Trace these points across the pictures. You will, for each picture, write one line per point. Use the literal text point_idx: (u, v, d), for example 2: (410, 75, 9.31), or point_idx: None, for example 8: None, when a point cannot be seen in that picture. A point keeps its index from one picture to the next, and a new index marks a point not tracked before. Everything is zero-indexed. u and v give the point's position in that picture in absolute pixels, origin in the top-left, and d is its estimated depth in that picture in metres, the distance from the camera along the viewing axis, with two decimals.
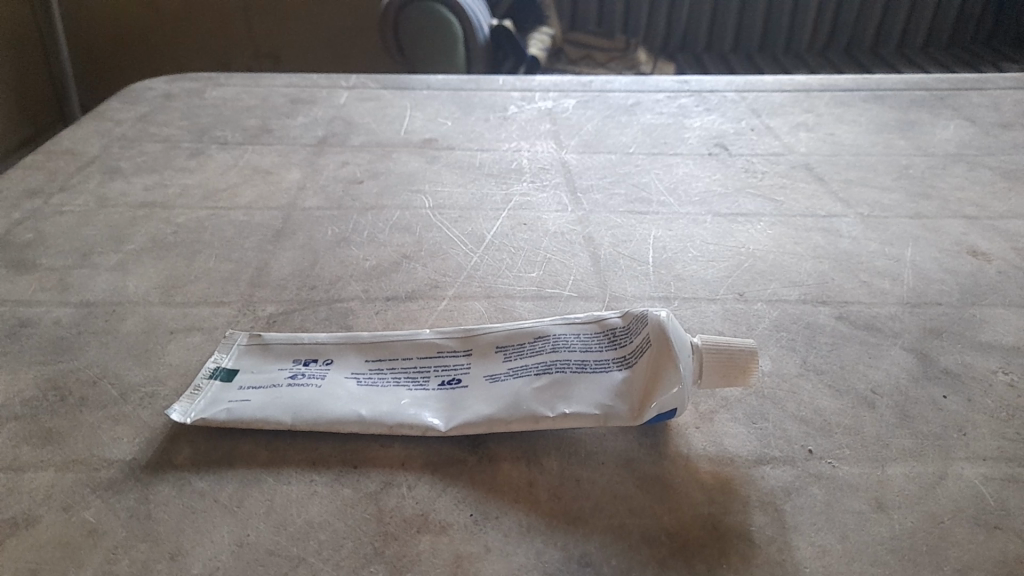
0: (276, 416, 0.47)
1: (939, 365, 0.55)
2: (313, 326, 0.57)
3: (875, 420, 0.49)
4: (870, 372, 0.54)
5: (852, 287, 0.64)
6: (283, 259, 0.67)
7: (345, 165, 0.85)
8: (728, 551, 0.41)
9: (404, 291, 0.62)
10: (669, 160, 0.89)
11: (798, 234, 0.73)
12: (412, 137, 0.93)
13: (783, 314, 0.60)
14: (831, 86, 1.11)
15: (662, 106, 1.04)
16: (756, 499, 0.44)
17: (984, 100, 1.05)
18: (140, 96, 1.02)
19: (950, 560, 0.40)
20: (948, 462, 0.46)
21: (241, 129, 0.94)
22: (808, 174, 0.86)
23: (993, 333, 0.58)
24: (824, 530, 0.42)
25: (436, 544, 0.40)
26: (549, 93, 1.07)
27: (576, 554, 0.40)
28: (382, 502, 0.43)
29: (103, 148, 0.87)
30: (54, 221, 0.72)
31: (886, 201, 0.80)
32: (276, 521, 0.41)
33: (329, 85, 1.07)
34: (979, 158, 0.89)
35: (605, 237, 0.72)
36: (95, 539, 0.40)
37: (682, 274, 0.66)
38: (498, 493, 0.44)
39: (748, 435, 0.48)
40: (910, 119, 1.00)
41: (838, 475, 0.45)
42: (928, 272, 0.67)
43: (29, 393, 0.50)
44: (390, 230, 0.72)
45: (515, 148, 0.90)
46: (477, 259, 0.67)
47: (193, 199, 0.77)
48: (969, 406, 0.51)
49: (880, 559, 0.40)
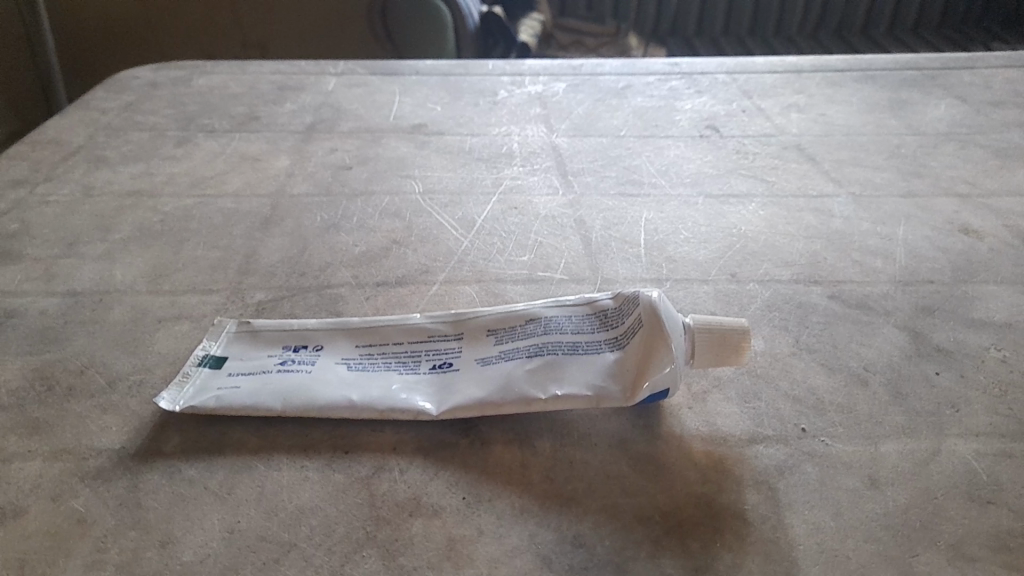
0: (266, 402, 0.46)
1: (932, 342, 0.55)
2: (303, 312, 0.57)
3: (868, 397, 0.49)
4: (863, 351, 0.54)
5: (845, 266, 0.64)
6: (272, 246, 0.66)
7: (334, 152, 0.84)
8: (722, 530, 0.40)
9: (394, 276, 0.62)
10: (660, 143, 0.88)
11: (790, 215, 0.73)
12: (401, 122, 0.92)
13: (776, 294, 0.60)
14: (822, 66, 1.11)
15: (653, 89, 1.03)
16: (750, 478, 0.43)
17: (975, 78, 1.05)
18: (125, 85, 1.01)
19: (944, 535, 0.40)
20: (941, 439, 0.46)
21: (228, 116, 0.93)
22: (800, 154, 0.86)
23: (986, 310, 0.58)
24: (818, 507, 0.42)
25: (429, 528, 0.40)
26: (539, 77, 1.06)
27: (570, 536, 0.40)
28: (374, 486, 0.43)
29: (89, 137, 0.86)
30: (40, 211, 0.71)
31: (878, 181, 0.80)
32: (268, 507, 0.41)
33: (317, 72, 1.06)
34: (971, 137, 0.89)
35: (596, 220, 0.71)
36: (84, 528, 0.40)
37: (675, 256, 0.65)
38: (491, 476, 0.43)
39: (741, 414, 0.48)
40: (902, 98, 1.00)
41: (832, 453, 0.45)
42: (921, 250, 0.67)
43: (15, 384, 0.50)
44: (380, 216, 0.71)
45: (506, 133, 0.89)
46: (468, 244, 0.67)
47: (181, 187, 0.76)
48: (961, 383, 0.51)
49: (874, 536, 0.40)
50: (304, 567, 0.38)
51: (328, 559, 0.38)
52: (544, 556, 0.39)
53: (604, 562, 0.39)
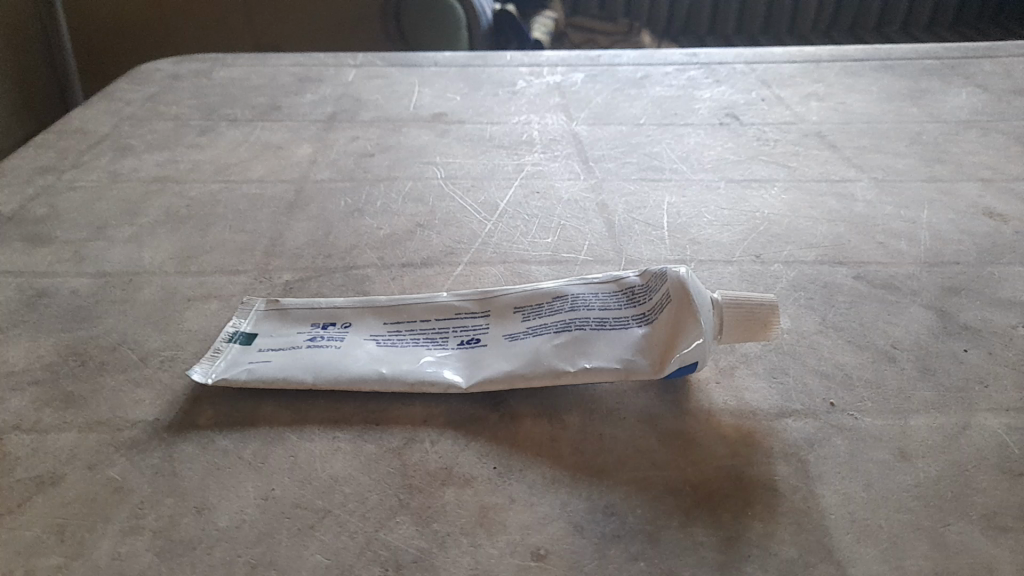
0: (297, 375, 0.47)
1: (959, 321, 0.54)
2: (329, 292, 0.57)
3: (896, 373, 0.49)
4: (890, 329, 0.54)
5: (869, 248, 0.64)
6: (297, 229, 0.67)
7: (356, 140, 0.85)
8: (753, 500, 0.41)
9: (419, 258, 0.62)
10: (680, 131, 0.88)
11: (813, 199, 0.73)
12: (421, 112, 0.92)
13: (800, 274, 0.60)
14: (841, 56, 1.11)
15: (671, 79, 1.03)
16: (780, 450, 0.44)
17: (995, 67, 1.04)
18: (147, 77, 1.02)
19: (977, 506, 0.40)
20: (971, 413, 0.46)
21: (249, 107, 0.93)
22: (820, 141, 0.86)
23: (1013, 290, 0.58)
24: (849, 479, 0.42)
25: (461, 496, 0.40)
26: (557, 68, 1.06)
27: (601, 505, 0.40)
28: (406, 457, 0.43)
29: (114, 127, 0.87)
30: (67, 197, 0.72)
31: (899, 166, 0.80)
32: (302, 475, 0.42)
33: (336, 63, 1.07)
34: (992, 124, 0.89)
35: (619, 204, 0.71)
36: (122, 495, 0.40)
37: (698, 238, 0.65)
38: (521, 447, 0.44)
39: (769, 389, 0.48)
40: (922, 87, 1.00)
41: (861, 426, 0.45)
42: (947, 232, 0.66)
43: (50, 359, 0.50)
44: (403, 200, 0.72)
45: (525, 121, 0.90)
46: (491, 227, 0.67)
47: (206, 174, 0.77)
48: (989, 359, 0.51)
49: (906, 506, 0.40)
50: (339, 533, 0.38)
51: (362, 525, 0.39)
52: (577, 524, 0.39)
53: (636, 530, 0.39)
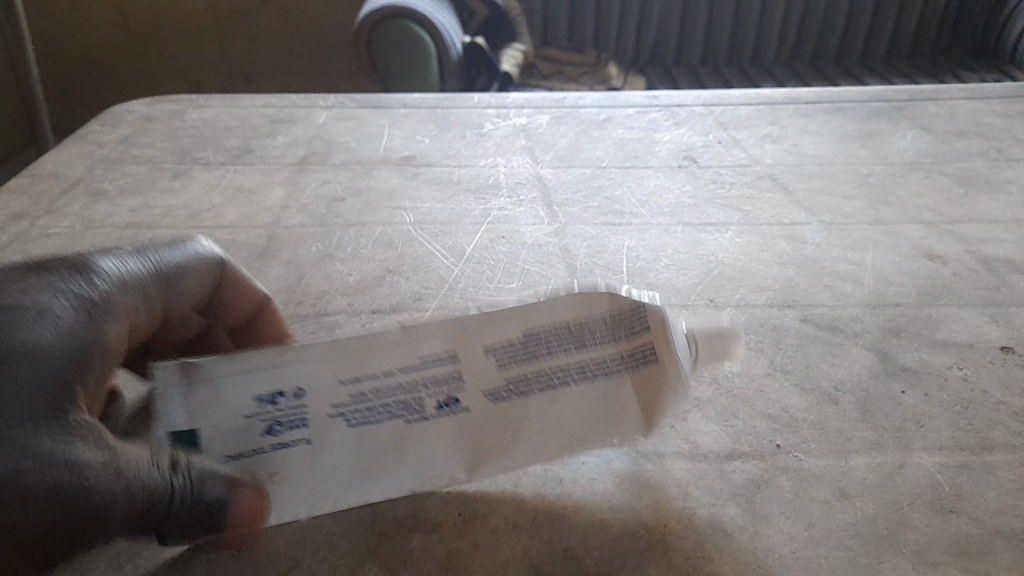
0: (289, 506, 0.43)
1: (898, 362, 0.58)
2: (301, 340, 0.59)
3: (838, 414, 0.53)
4: (834, 371, 0.57)
5: (816, 291, 0.68)
6: (269, 275, 0.69)
7: (327, 184, 0.87)
8: (704, 540, 0.43)
9: (388, 304, 0.65)
10: (640, 173, 0.92)
11: (765, 242, 0.77)
12: (391, 154, 0.95)
13: (751, 317, 0.64)
14: (794, 98, 1.16)
15: (633, 121, 1.07)
16: (730, 492, 0.46)
17: (939, 109, 1.10)
18: (120, 118, 1.04)
19: (909, 543, 0.43)
20: (907, 453, 0.49)
21: (222, 149, 0.95)
22: (773, 184, 0.90)
23: (950, 331, 0.62)
24: (792, 519, 0.45)
25: (428, 543, 0.43)
26: (523, 109, 1.10)
27: (561, 548, 0.42)
28: (375, 505, 0.45)
29: (88, 170, 0.88)
30: (41, 243, 0.73)
31: (847, 208, 0.84)
32: (274, 525, 0.44)
33: (307, 105, 1.09)
34: (935, 166, 0.94)
35: (581, 248, 0.74)
36: (99, 547, 0.42)
37: (655, 283, 0.68)
38: (486, 492, 0.46)
39: (720, 431, 0.51)
40: (870, 129, 1.05)
41: (804, 467, 0.48)
42: (889, 275, 0.70)
43: None
44: (372, 245, 0.74)
45: (492, 164, 0.93)
46: (458, 272, 0.70)
47: (179, 219, 0.78)
48: (925, 400, 0.54)
49: (844, 544, 0.43)
50: None
51: None
52: (537, 568, 0.41)
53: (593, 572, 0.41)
